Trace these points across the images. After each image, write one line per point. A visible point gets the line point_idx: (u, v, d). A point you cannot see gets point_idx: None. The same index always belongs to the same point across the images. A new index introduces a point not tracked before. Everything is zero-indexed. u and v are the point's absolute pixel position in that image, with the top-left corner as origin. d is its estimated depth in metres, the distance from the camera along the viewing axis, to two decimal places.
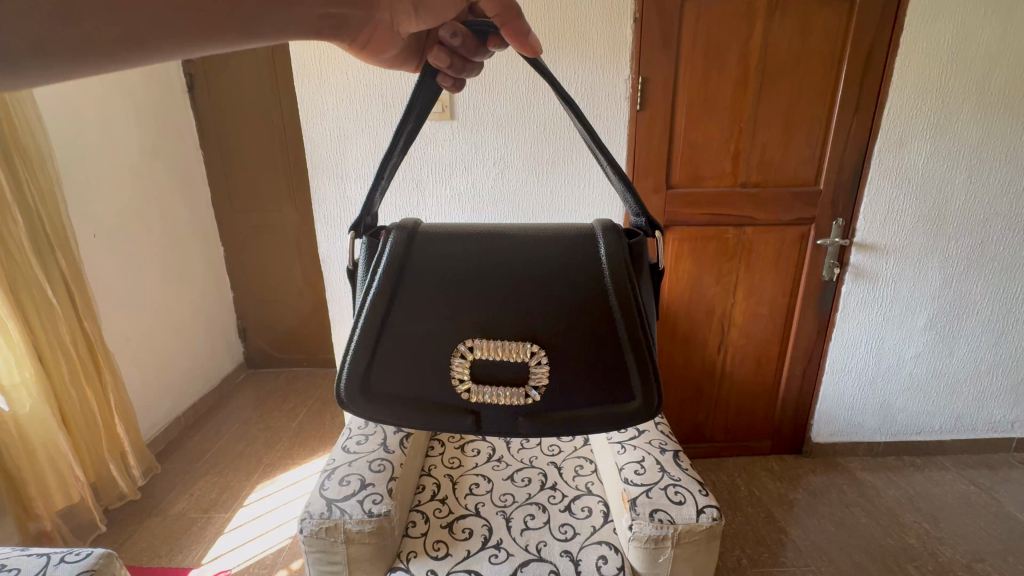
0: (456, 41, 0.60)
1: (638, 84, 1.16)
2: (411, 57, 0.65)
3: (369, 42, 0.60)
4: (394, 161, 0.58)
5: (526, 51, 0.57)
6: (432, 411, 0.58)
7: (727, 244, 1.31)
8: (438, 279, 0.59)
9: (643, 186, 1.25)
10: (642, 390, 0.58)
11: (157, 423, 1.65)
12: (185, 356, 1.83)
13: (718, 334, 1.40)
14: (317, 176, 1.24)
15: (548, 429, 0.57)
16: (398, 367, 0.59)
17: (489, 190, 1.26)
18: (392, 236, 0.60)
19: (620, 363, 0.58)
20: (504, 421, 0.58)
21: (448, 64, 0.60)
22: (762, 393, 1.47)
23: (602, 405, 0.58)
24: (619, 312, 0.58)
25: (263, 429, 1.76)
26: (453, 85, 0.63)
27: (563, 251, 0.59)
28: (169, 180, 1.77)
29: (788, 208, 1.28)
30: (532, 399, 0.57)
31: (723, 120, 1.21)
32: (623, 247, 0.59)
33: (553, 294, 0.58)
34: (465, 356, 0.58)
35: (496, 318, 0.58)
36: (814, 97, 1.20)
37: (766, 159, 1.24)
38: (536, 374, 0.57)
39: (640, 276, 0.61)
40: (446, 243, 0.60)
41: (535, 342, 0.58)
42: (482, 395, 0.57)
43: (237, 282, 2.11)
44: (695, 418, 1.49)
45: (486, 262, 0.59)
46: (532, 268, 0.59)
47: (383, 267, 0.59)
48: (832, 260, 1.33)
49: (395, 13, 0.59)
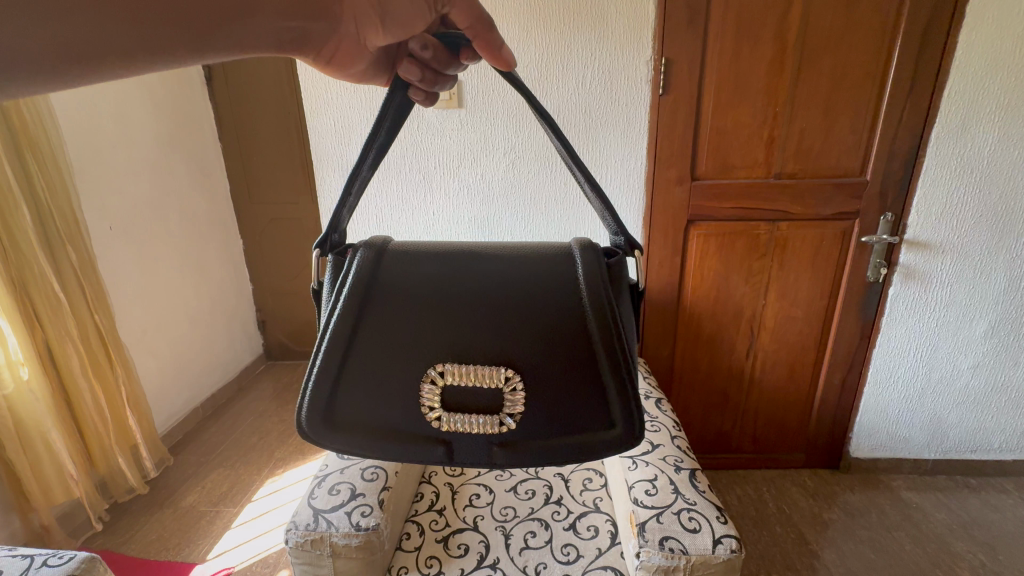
0: (427, 54, 0.57)
1: (661, 66, 1.07)
2: (379, 72, 0.60)
3: (333, 56, 0.55)
4: (364, 175, 0.53)
5: (500, 65, 0.54)
6: (395, 442, 0.53)
7: (758, 241, 1.20)
8: (406, 300, 0.55)
9: (665, 177, 1.15)
10: (622, 417, 0.54)
11: (175, 414, 1.67)
12: (203, 348, 1.85)
13: (746, 338, 1.29)
14: (322, 165, 1.20)
15: (522, 460, 0.53)
16: (363, 393, 0.54)
17: (500, 183, 1.19)
18: (359, 254, 0.56)
19: (598, 387, 0.55)
20: (477, 451, 0.53)
21: (420, 78, 0.57)
22: (795, 402, 1.36)
23: (579, 432, 0.54)
24: (598, 339, 0.54)
25: (276, 422, 1.76)
26: (425, 100, 0.59)
27: (539, 270, 0.56)
28: (187, 174, 1.78)
29: (828, 201, 1.16)
30: (508, 426, 0.53)
31: (756, 104, 1.09)
32: (600, 266, 0.56)
33: (532, 316, 0.55)
34: (436, 382, 0.53)
35: (468, 341, 0.54)
36: (862, 76, 1.07)
37: (804, 147, 1.13)
38: (510, 401, 0.53)
39: (619, 297, 0.58)
40: (416, 262, 0.57)
41: (509, 366, 0.53)
42: (454, 422, 0.53)
43: (256, 275, 2.12)
44: (720, 427, 1.39)
45: (456, 283, 0.55)
46: (510, 289, 0.55)
47: (348, 288, 0.55)
48: (879, 258, 1.20)
49: (360, 26, 0.54)
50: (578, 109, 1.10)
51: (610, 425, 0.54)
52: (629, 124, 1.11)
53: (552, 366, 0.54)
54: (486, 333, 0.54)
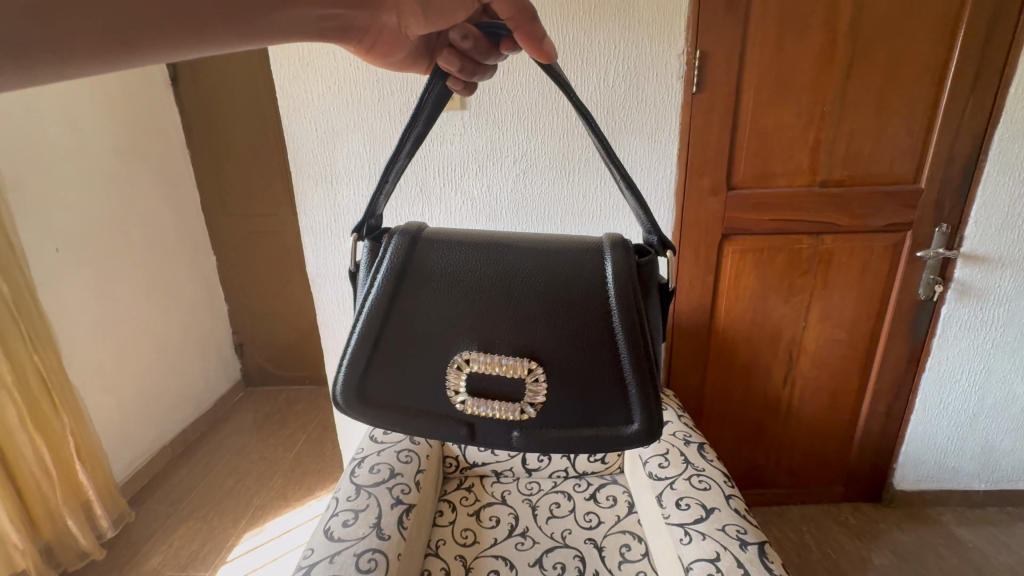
0: (467, 43, 0.64)
1: (695, 60, 0.93)
2: (420, 60, 0.65)
3: (376, 45, 0.60)
4: (399, 166, 0.61)
5: (541, 56, 0.59)
6: (422, 419, 0.62)
7: (799, 256, 1.07)
8: (437, 285, 0.63)
9: (698, 186, 1.01)
10: (641, 415, 0.60)
11: (140, 455, 1.50)
12: (174, 379, 1.67)
13: (784, 363, 1.16)
14: (302, 178, 1.04)
15: (539, 443, 0.61)
16: (393, 370, 0.63)
17: (509, 195, 1.04)
18: (394, 239, 0.65)
19: (618, 381, 0.61)
20: (498, 434, 0.62)
21: (457, 68, 0.64)
22: (834, 432, 1.23)
23: (596, 424, 0.61)
24: (621, 335, 0.61)
25: (256, 461, 1.58)
26: (465, 89, 0.67)
27: (562, 267, 0.63)
28: (151, 186, 1.60)
29: (878, 211, 1.03)
30: (527, 414, 0.61)
31: (802, 102, 0.96)
32: (628, 265, 0.62)
33: (550, 305, 0.61)
34: (462, 367, 0.61)
35: (495, 333, 0.61)
36: (919, 70, 0.94)
37: (853, 151, 1.00)
38: (532, 391, 0.61)
39: (647, 298, 0.64)
40: (451, 250, 0.65)
41: (532, 358, 0.61)
42: (476, 408, 0.60)
43: (231, 293, 1.94)
44: (753, 461, 1.25)
45: (489, 276, 0.63)
46: (533, 282, 0.62)
47: (384, 270, 0.63)
48: (932, 275, 1.08)
49: (402, 16, 0.58)
50: (600, 111, 0.96)
51: (630, 421, 0.61)
52: (658, 127, 0.97)
53: (570, 355, 0.61)
54: (511, 323, 0.61)
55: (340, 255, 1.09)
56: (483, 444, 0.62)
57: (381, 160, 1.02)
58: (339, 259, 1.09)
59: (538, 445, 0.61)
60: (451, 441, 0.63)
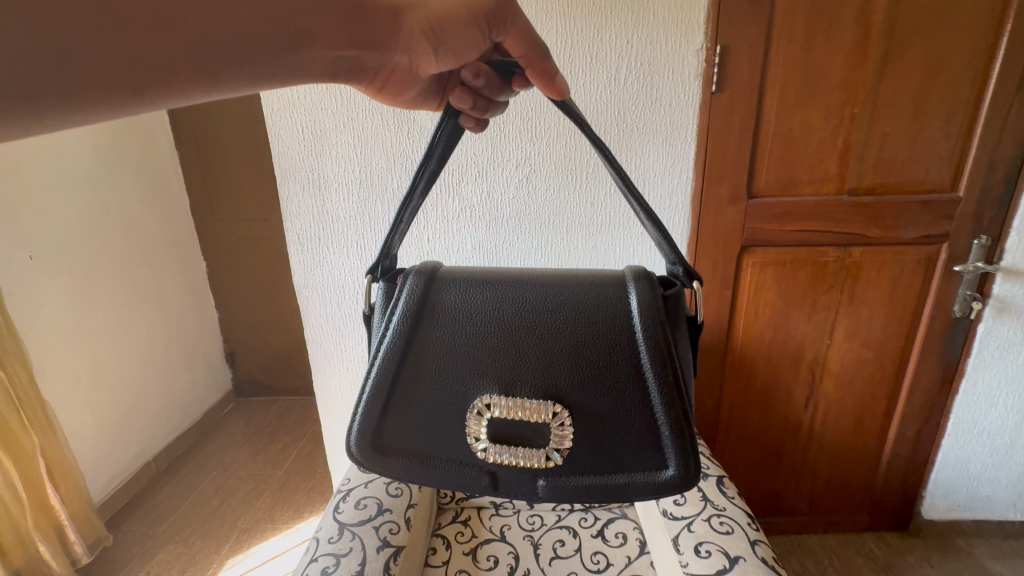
0: (479, 82, 0.67)
1: (714, 55, 0.85)
2: (432, 98, 0.69)
3: (391, 84, 0.64)
4: (415, 203, 0.64)
5: (552, 91, 0.63)
6: (443, 468, 0.59)
7: (825, 270, 0.98)
8: (454, 327, 0.61)
9: (716, 194, 0.93)
10: (676, 461, 0.56)
11: (120, 472, 1.44)
12: (159, 392, 1.61)
13: (807, 385, 1.08)
14: (287, 182, 0.96)
15: (566, 492, 0.58)
16: (412, 416, 0.61)
17: (512, 204, 0.96)
18: (410, 280, 0.62)
19: (650, 423, 0.57)
20: (522, 482, 0.58)
21: (470, 106, 0.68)
22: (859, 457, 1.14)
23: (628, 470, 0.57)
24: (651, 375, 0.57)
25: (243, 479, 1.51)
26: (476, 124, 0.71)
27: (586, 304, 0.59)
28: (137, 190, 1.54)
29: (912, 222, 0.95)
30: (554, 461, 0.57)
31: (831, 103, 0.88)
32: (657, 299, 0.58)
33: (574, 347, 0.58)
34: (482, 413, 0.58)
35: (516, 373, 0.58)
36: (960, 68, 0.86)
37: (885, 157, 0.91)
38: (557, 437, 0.57)
39: (676, 331, 0.60)
40: (468, 289, 0.62)
41: (557, 402, 0.57)
42: (499, 456, 0.57)
43: (222, 301, 1.86)
44: (772, 488, 1.17)
45: (507, 314, 0.60)
46: (555, 320, 0.59)
47: (399, 314, 0.61)
48: (969, 290, 0.99)
49: (416, 57, 0.61)
50: (611, 111, 0.89)
51: (665, 467, 0.56)
52: (673, 129, 0.89)
53: (597, 397, 0.57)
54: (534, 362, 0.58)
55: (329, 267, 1.02)
56: (507, 493, 0.59)
57: (373, 164, 0.94)
58: (326, 269, 1.02)
59: (565, 494, 0.57)
60: (473, 491, 0.59)
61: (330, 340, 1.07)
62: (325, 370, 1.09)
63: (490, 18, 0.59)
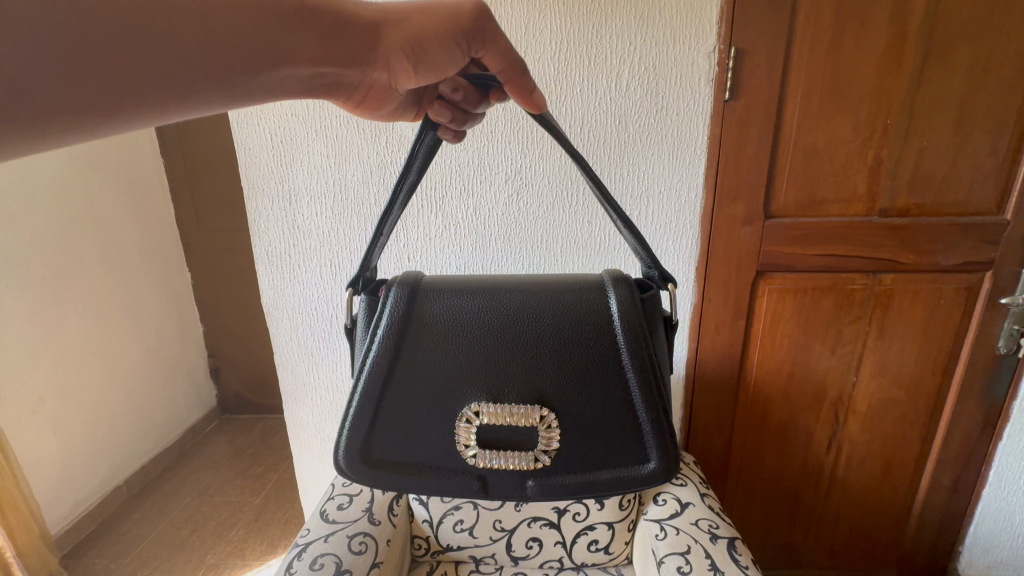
0: (457, 95, 0.61)
1: (728, 59, 0.76)
2: (409, 108, 0.63)
3: (365, 99, 0.58)
4: (394, 216, 0.61)
5: (531, 107, 0.57)
6: (433, 475, 0.61)
7: (852, 298, 0.88)
8: (439, 337, 0.62)
9: (728, 215, 0.83)
10: (658, 452, 0.59)
11: (86, 496, 1.42)
12: (131, 413, 1.59)
13: (830, 425, 0.96)
14: (254, 195, 0.88)
15: (554, 493, 0.60)
16: (399, 427, 0.61)
17: (500, 220, 0.87)
18: (393, 293, 0.63)
19: (632, 419, 0.60)
20: (511, 484, 0.60)
21: (448, 119, 0.61)
22: (887, 506, 1.02)
23: (614, 466, 0.60)
24: (633, 375, 0.60)
25: (217, 507, 1.45)
26: (455, 137, 0.65)
27: (568, 310, 0.62)
28: (118, 207, 1.54)
29: (952, 246, 0.84)
30: (543, 462, 0.59)
31: (861, 113, 0.78)
32: (634, 301, 0.61)
33: (558, 353, 0.60)
34: (472, 420, 0.60)
35: (502, 377, 0.60)
36: (1009, 74, 0.76)
37: (923, 172, 0.81)
38: (545, 438, 0.59)
39: (654, 332, 0.63)
40: (453, 299, 0.63)
41: (543, 405, 0.60)
42: (489, 461, 0.59)
43: (206, 317, 1.86)
44: (789, 538, 1.06)
45: (493, 320, 0.62)
46: (540, 324, 0.61)
47: (384, 326, 0.62)
48: (1016, 325, 0.88)
49: (393, 72, 0.55)
50: (611, 120, 0.80)
51: (648, 460, 0.60)
52: (681, 139, 0.80)
53: (582, 399, 0.60)
54: (520, 368, 0.60)
55: (301, 287, 0.93)
56: (497, 495, 0.61)
57: (348, 175, 0.86)
58: (298, 290, 0.93)
59: (553, 493, 0.59)
60: (464, 495, 0.61)
61: (302, 367, 0.98)
62: (297, 400, 1.00)
63: (468, 31, 0.54)
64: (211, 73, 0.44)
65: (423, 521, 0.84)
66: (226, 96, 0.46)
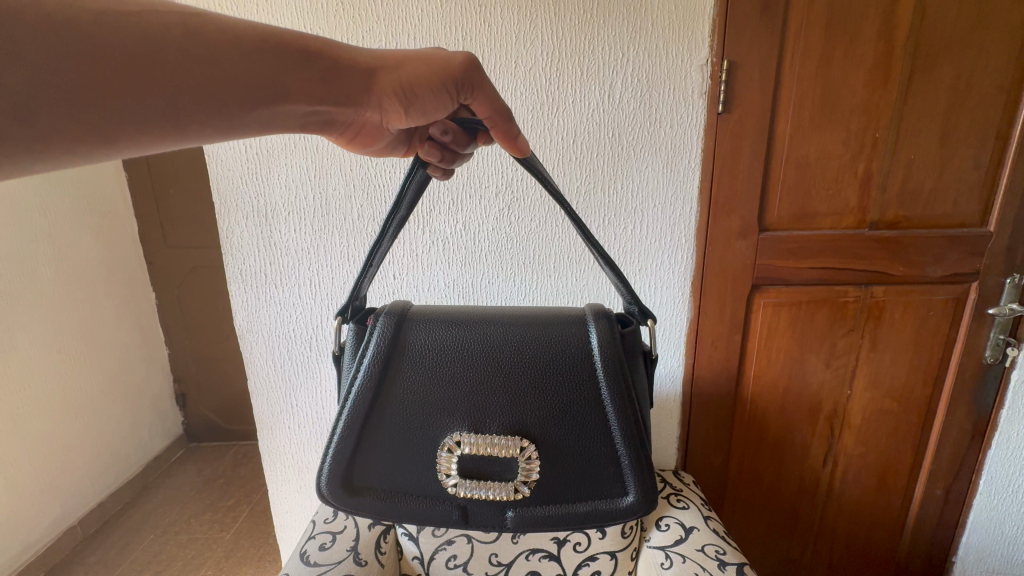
0: (446, 138, 0.59)
1: (720, 72, 0.75)
2: (400, 145, 0.61)
3: (356, 136, 0.56)
4: (383, 248, 0.60)
5: (514, 150, 0.56)
6: (414, 502, 0.57)
7: (841, 314, 0.87)
8: (427, 366, 0.58)
9: (723, 228, 0.82)
10: (636, 486, 0.57)
11: (37, 539, 1.31)
12: (90, 445, 1.48)
13: (825, 441, 0.95)
14: (227, 211, 0.82)
15: (534, 524, 0.57)
16: (384, 452, 0.58)
17: (490, 239, 0.84)
18: (380, 322, 0.59)
19: (610, 454, 0.57)
20: (492, 516, 0.57)
21: (438, 158, 0.60)
22: (882, 519, 1.02)
23: (592, 498, 0.57)
24: (612, 411, 0.57)
25: (183, 545, 1.35)
26: (444, 175, 0.63)
27: (558, 338, 0.58)
28: (77, 225, 1.45)
29: (940, 259, 0.85)
30: (522, 493, 0.56)
31: (850, 127, 0.78)
32: (614, 338, 0.58)
33: (545, 384, 0.57)
34: (453, 450, 0.56)
35: (486, 409, 0.57)
36: (989, 92, 0.77)
37: (911, 186, 0.82)
38: (526, 470, 0.56)
39: (632, 366, 0.60)
40: (437, 327, 0.60)
41: (524, 437, 0.56)
42: (470, 491, 0.56)
43: (172, 340, 1.76)
44: (788, 555, 1.04)
45: (475, 351, 0.58)
46: (526, 353, 0.58)
47: (371, 355, 0.58)
48: (1002, 335, 0.89)
49: (384, 112, 0.53)
50: (605, 132, 0.78)
51: (625, 494, 0.57)
52: (674, 152, 0.79)
53: (560, 429, 0.57)
54: (501, 398, 0.57)
55: (275, 308, 0.87)
56: (478, 526, 0.58)
57: (329, 189, 0.81)
58: (275, 310, 0.87)
59: (533, 524, 0.57)
60: (444, 525, 0.57)
61: (276, 393, 0.92)
62: (273, 428, 0.94)
63: (459, 78, 0.53)
64: (194, 87, 0.42)
65: (413, 558, 0.79)
66: (221, 130, 0.45)
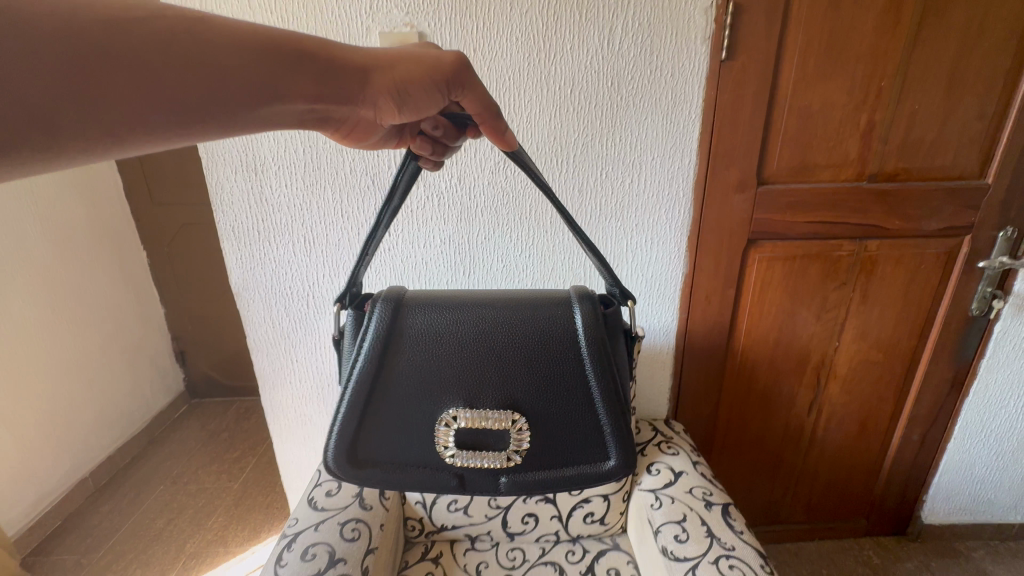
0: (437, 132, 0.58)
1: (726, 14, 0.71)
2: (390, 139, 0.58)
3: (347, 131, 0.54)
4: (377, 238, 0.59)
5: (503, 145, 0.55)
6: (416, 475, 0.59)
7: (831, 269, 0.88)
8: (422, 347, 0.59)
9: (722, 181, 0.81)
10: (618, 451, 0.59)
11: (50, 491, 1.36)
12: (93, 404, 1.50)
13: (810, 390, 0.99)
14: (215, 165, 0.80)
15: (525, 487, 0.59)
16: (386, 431, 0.59)
17: (483, 196, 0.83)
18: (377, 307, 0.59)
19: (595, 425, 0.59)
20: (485, 482, 0.60)
21: (429, 151, 0.59)
22: (859, 463, 1.07)
23: (579, 463, 0.59)
24: (597, 370, 0.58)
25: (193, 495, 1.41)
26: (433, 168, 0.62)
27: (547, 318, 0.59)
28: (58, 183, 1.41)
29: (934, 213, 0.85)
30: (514, 461, 0.58)
31: (855, 74, 0.76)
32: (598, 321, 0.59)
33: (538, 344, 0.58)
34: (450, 424, 0.58)
35: (479, 385, 0.58)
36: (999, 35, 0.75)
37: (912, 137, 0.80)
38: (517, 440, 0.58)
39: (616, 345, 0.61)
40: (433, 311, 0.60)
41: (516, 410, 0.58)
42: (465, 461, 0.58)
43: (165, 299, 1.75)
44: (770, 496, 1.10)
45: (467, 331, 0.59)
46: (518, 325, 0.59)
47: (369, 340, 0.58)
48: (989, 289, 0.91)
49: (377, 112, 0.51)
50: (602, 82, 0.76)
51: (609, 458, 0.59)
52: (674, 102, 0.77)
53: (551, 406, 0.58)
54: (495, 374, 0.58)
55: (269, 264, 0.86)
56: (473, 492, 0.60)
57: (319, 143, 0.78)
58: (269, 267, 0.86)
59: (527, 488, 0.59)
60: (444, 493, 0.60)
61: (275, 349, 0.93)
62: (274, 383, 0.95)
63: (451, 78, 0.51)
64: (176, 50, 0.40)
65: (416, 503, 0.83)
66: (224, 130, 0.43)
